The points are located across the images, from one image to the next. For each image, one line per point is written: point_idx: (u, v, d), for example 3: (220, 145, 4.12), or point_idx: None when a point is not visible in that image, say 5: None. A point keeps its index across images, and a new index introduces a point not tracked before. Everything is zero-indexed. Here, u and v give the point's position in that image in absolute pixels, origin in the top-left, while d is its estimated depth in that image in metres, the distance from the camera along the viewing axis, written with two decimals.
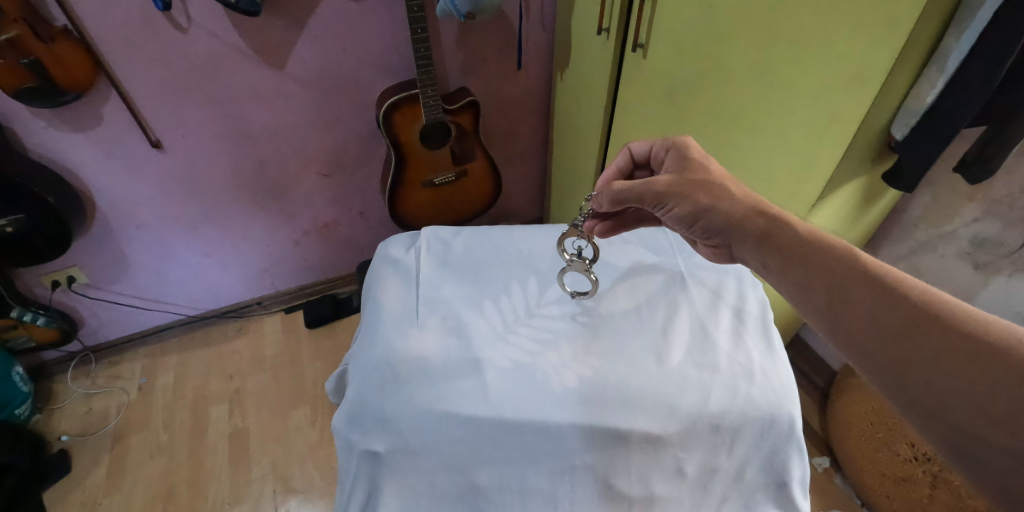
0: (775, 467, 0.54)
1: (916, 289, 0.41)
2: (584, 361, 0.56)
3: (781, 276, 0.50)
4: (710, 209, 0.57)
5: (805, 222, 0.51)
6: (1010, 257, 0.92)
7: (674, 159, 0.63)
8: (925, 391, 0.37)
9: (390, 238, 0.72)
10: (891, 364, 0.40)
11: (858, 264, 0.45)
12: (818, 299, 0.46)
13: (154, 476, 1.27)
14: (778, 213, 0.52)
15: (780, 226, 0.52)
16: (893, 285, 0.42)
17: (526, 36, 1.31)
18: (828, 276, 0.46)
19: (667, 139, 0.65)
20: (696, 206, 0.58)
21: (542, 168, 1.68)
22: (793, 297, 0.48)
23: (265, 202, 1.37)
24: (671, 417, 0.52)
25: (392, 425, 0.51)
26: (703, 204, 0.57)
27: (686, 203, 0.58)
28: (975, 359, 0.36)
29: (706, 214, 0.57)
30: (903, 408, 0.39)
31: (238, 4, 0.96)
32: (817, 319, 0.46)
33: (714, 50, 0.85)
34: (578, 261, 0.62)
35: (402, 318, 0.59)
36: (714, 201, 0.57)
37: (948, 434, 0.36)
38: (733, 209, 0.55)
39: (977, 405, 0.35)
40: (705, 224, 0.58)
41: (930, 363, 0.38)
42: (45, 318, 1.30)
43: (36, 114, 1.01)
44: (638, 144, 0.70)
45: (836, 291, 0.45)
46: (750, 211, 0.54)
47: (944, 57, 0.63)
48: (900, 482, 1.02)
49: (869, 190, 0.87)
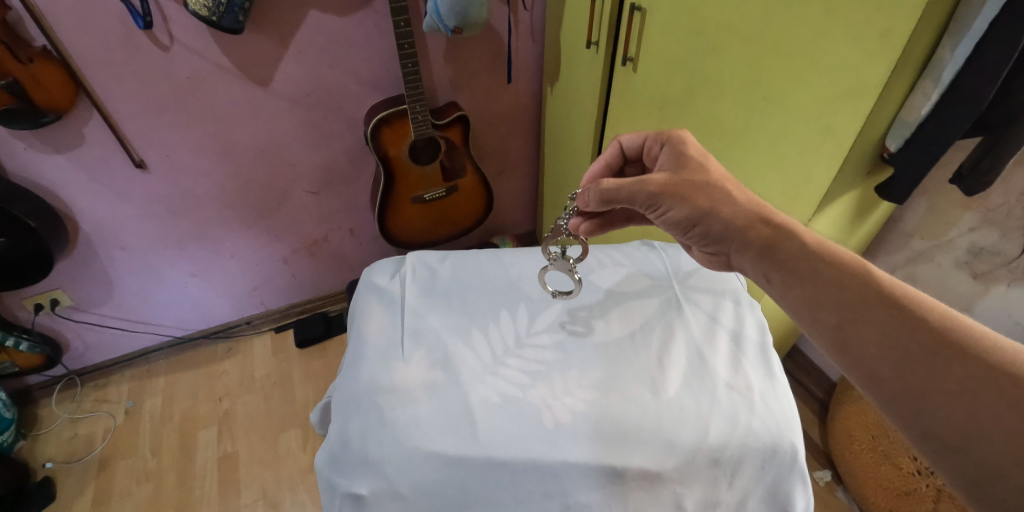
0: (780, 499, 0.51)
1: (934, 314, 0.40)
2: (578, 393, 0.53)
3: (785, 292, 0.48)
4: (708, 214, 0.55)
5: (811, 232, 0.50)
6: (1008, 267, 0.90)
7: (670, 155, 0.61)
8: (943, 424, 0.35)
9: (374, 264, 0.69)
10: (906, 393, 0.38)
11: (871, 283, 0.43)
12: (826, 318, 0.44)
13: (141, 503, 1.23)
14: (784, 222, 0.50)
15: (785, 237, 0.50)
16: (909, 307, 0.40)
17: (516, 49, 1.30)
18: (838, 294, 0.44)
19: (662, 134, 0.63)
20: (693, 210, 0.55)
21: (535, 181, 1.66)
22: (799, 313, 0.46)
23: (253, 220, 1.34)
24: (669, 452, 0.50)
25: (377, 467, 0.48)
26: (701, 208, 0.55)
27: (683, 206, 0.56)
28: (1005, 397, 0.34)
29: (705, 222, 0.55)
30: (919, 443, 0.37)
31: (221, 21, 0.94)
32: (824, 338, 0.44)
33: (705, 63, 0.83)
34: (562, 260, 0.63)
35: (386, 352, 0.57)
36: (714, 205, 0.54)
37: (969, 474, 0.34)
38: (734, 218, 0.53)
39: (1001, 442, 0.33)
40: (704, 229, 0.56)
41: (954, 396, 0.36)
42: (28, 343, 1.26)
43: (16, 136, 0.98)
44: (629, 137, 0.68)
45: (848, 312, 0.43)
46: (748, 220, 0.52)
47: (938, 69, 0.61)
48: (903, 496, 1.00)
49: (862, 206, 0.86)
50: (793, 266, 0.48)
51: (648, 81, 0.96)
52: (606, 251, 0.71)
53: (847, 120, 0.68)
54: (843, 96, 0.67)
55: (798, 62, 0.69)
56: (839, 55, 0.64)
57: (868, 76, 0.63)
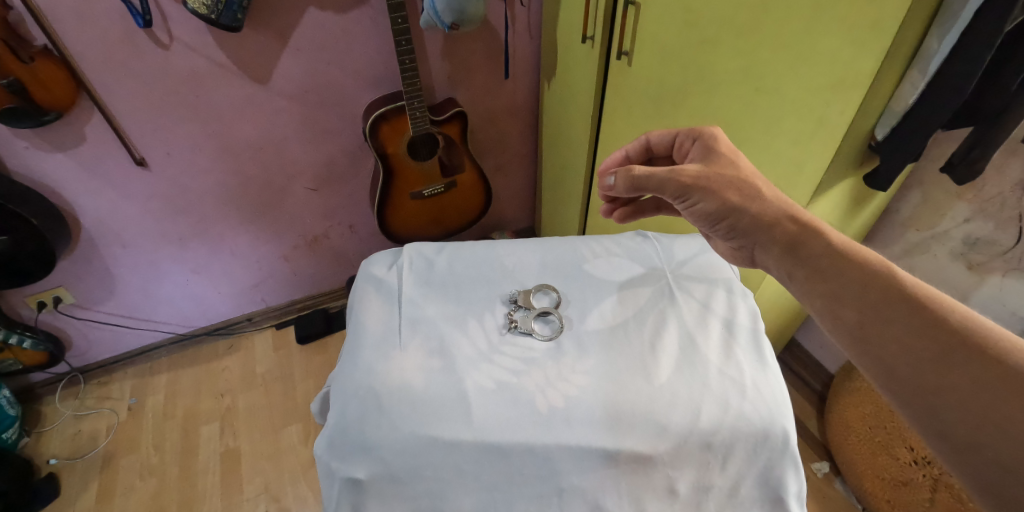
0: (771, 482, 0.52)
1: (954, 313, 0.40)
2: (571, 378, 0.54)
3: (806, 288, 0.49)
4: (734, 210, 0.55)
5: (838, 232, 0.50)
6: (1003, 257, 0.91)
7: (701, 150, 0.62)
8: (958, 423, 0.36)
9: (372, 255, 0.70)
10: (922, 389, 0.39)
11: (892, 280, 0.44)
12: (846, 314, 0.45)
13: (145, 498, 1.24)
14: (811, 220, 0.51)
15: (811, 235, 0.50)
16: (928, 306, 0.41)
17: (513, 45, 1.30)
18: (857, 289, 0.44)
19: (693, 130, 0.64)
20: (722, 204, 0.56)
21: (533, 176, 1.67)
22: (819, 308, 0.47)
23: (253, 217, 1.35)
24: (661, 436, 0.51)
25: (374, 451, 0.50)
26: (731, 202, 0.55)
27: (713, 199, 0.57)
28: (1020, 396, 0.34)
29: (729, 217, 0.56)
30: (932, 439, 0.38)
31: (220, 19, 0.95)
32: (842, 332, 0.45)
33: (698, 56, 0.84)
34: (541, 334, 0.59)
35: (383, 340, 0.58)
36: (742, 200, 0.55)
37: (982, 471, 0.35)
38: (760, 210, 0.54)
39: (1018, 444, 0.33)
40: (730, 223, 0.56)
41: (970, 395, 0.36)
42: (32, 341, 1.28)
43: (18, 135, 0.99)
44: (659, 133, 0.68)
45: (867, 308, 0.43)
46: (766, 217, 0.53)
47: (927, 58, 0.62)
48: (900, 486, 1.01)
49: (856, 196, 0.86)
50: (815, 262, 0.48)
51: (643, 74, 0.97)
52: (601, 240, 0.71)
53: (838, 110, 0.69)
54: (834, 88, 0.68)
55: (789, 53, 0.70)
56: (829, 47, 0.65)
57: (860, 68, 0.64)
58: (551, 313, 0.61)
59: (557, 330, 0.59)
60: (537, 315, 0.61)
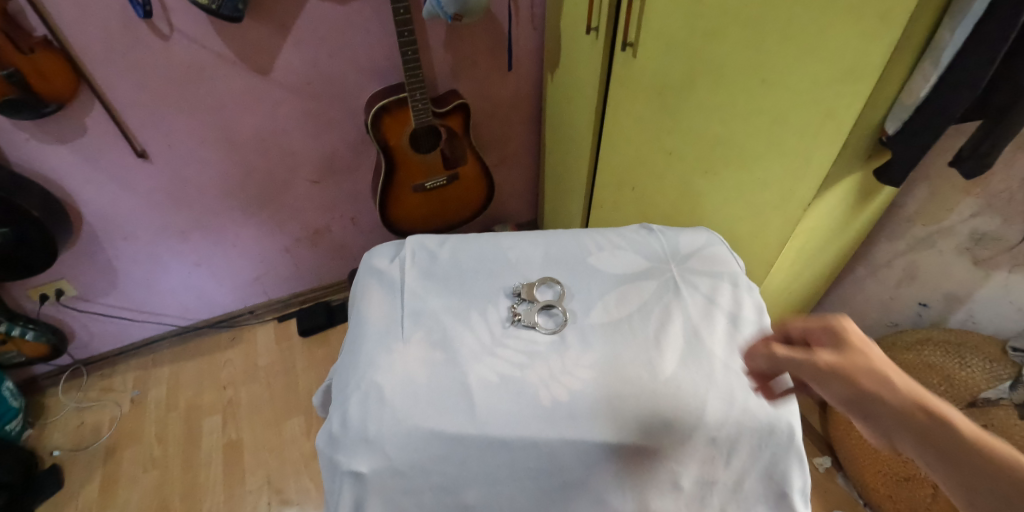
0: (775, 477, 0.52)
1: None
2: (575, 372, 0.54)
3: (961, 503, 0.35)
4: (873, 406, 0.40)
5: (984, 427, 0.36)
6: (1009, 252, 0.90)
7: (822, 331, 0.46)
8: None
9: (374, 248, 0.70)
10: None
11: None
12: None
13: (148, 490, 1.25)
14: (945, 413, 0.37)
15: (956, 435, 0.36)
16: None
17: (516, 36, 1.29)
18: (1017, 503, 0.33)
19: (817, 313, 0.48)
20: (857, 398, 0.41)
21: (536, 169, 1.67)
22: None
23: (255, 209, 1.35)
24: (665, 430, 0.50)
25: (377, 445, 0.49)
26: (873, 400, 0.40)
27: (851, 396, 0.41)
28: None
29: (865, 415, 0.40)
30: None
31: (220, 10, 0.94)
32: None
33: (704, 48, 0.83)
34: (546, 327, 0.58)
35: (386, 332, 0.57)
36: (881, 396, 0.40)
37: None
38: (899, 405, 0.39)
39: None
40: (874, 426, 0.40)
41: None
42: (34, 333, 1.27)
43: (19, 127, 0.99)
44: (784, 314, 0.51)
45: None
46: (909, 417, 0.38)
47: (938, 50, 0.61)
48: (902, 481, 1.00)
49: (863, 190, 0.85)
50: (975, 490, 0.35)
51: (648, 66, 0.96)
52: (606, 233, 0.71)
53: (847, 104, 0.67)
54: (843, 79, 0.66)
55: (797, 44, 0.69)
56: (838, 38, 0.64)
57: (869, 58, 0.62)
58: (555, 306, 0.60)
59: (562, 324, 0.59)
60: (541, 308, 0.60)
